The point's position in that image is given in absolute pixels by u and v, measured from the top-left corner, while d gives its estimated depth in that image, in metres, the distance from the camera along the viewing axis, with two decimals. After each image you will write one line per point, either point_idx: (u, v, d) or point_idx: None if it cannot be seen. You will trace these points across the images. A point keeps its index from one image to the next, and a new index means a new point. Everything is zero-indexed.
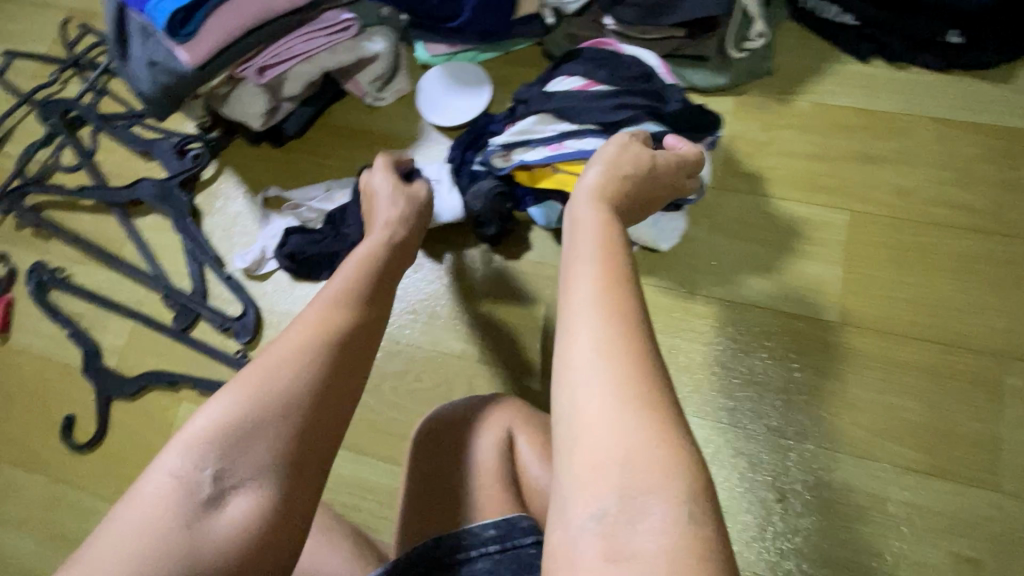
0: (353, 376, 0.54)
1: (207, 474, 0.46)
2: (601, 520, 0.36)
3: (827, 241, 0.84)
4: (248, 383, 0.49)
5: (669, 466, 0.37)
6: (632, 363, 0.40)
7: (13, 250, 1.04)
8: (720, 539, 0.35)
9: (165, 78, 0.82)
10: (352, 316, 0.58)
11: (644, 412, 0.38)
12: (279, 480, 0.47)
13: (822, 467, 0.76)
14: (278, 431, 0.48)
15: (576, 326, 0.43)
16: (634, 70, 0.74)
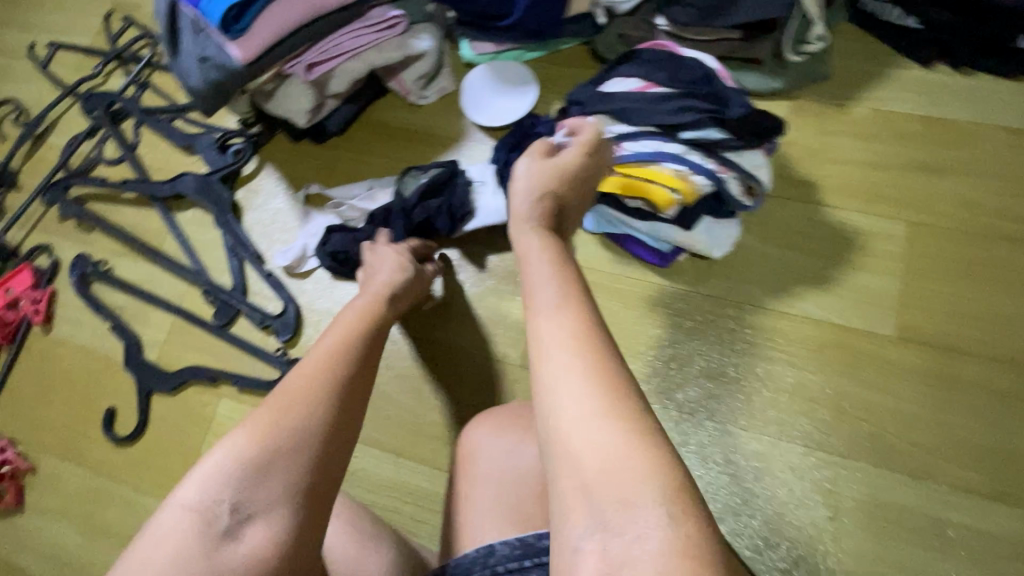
0: (356, 406, 0.58)
1: (225, 506, 0.50)
2: (591, 537, 0.38)
3: (885, 253, 0.81)
4: (259, 423, 0.52)
5: (641, 468, 0.38)
6: (597, 375, 0.43)
7: (57, 242, 1.05)
8: (702, 530, 0.36)
9: (216, 74, 0.81)
10: (351, 350, 0.62)
11: (614, 419, 0.41)
12: (292, 509, 0.51)
13: (876, 487, 0.73)
14: (289, 463, 0.51)
15: (544, 356, 0.46)
16: (695, 72, 0.72)
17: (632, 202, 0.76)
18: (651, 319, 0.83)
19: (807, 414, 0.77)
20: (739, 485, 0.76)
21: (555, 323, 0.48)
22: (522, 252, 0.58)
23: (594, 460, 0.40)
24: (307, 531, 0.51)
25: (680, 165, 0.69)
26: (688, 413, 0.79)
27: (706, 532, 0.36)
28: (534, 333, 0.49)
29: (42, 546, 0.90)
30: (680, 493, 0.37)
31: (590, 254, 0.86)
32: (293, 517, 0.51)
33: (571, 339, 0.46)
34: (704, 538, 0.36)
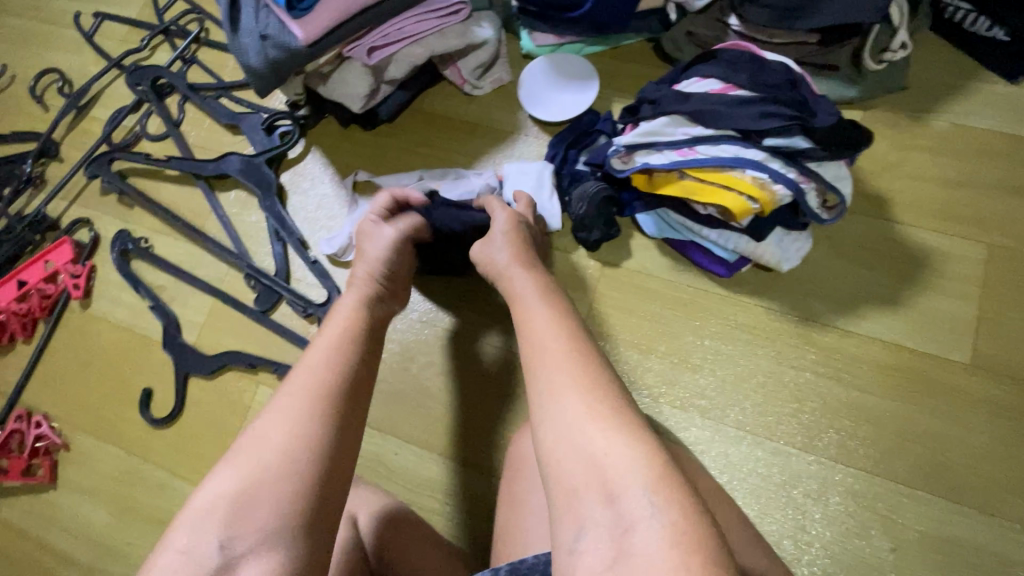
0: (353, 423, 0.53)
1: (214, 545, 0.45)
2: (587, 535, 0.40)
3: (959, 275, 0.78)
4: (248, 449, 0.49)
5: (627, 463, 0.41)
6: (583, 378, 0.47)
7: (99, 217, 1.04)
8: (688, 519, 0.38)
9: (275, 53, 0.79)
10: (343, 357, 0.58)
11: (601, 419, 0.44)
12: (291, 539, 0.46)
13: (943, 520, 0.70)
14: (278, 490, 0.47)
15: (539, 370, 0.50)
16: (779, 76, 0.69)
17: (703, 209, 0.74)
18: (710, 329, 0.80)
19: (870, 439, 0.74)
20: (797, 510, 0.73)
21: (543, 338, 0.52)
22: (512, 282, 0.64)
23: (584, 459, 0.43)
24: (310, 561, 0.46)
25: (761, 172, 0.66)
26: (747, 431, 0.76)
27: (692, 520, 0.37)
28: (528, 350, 0.53)
29: (75, 524, 0.89)
30: (663, 482, 0.40)
31: (646, 260, 0.84)
32: (295, 546, 0.46)
33: (559, 349, 0.50)
34: (690, 525, 0.37)
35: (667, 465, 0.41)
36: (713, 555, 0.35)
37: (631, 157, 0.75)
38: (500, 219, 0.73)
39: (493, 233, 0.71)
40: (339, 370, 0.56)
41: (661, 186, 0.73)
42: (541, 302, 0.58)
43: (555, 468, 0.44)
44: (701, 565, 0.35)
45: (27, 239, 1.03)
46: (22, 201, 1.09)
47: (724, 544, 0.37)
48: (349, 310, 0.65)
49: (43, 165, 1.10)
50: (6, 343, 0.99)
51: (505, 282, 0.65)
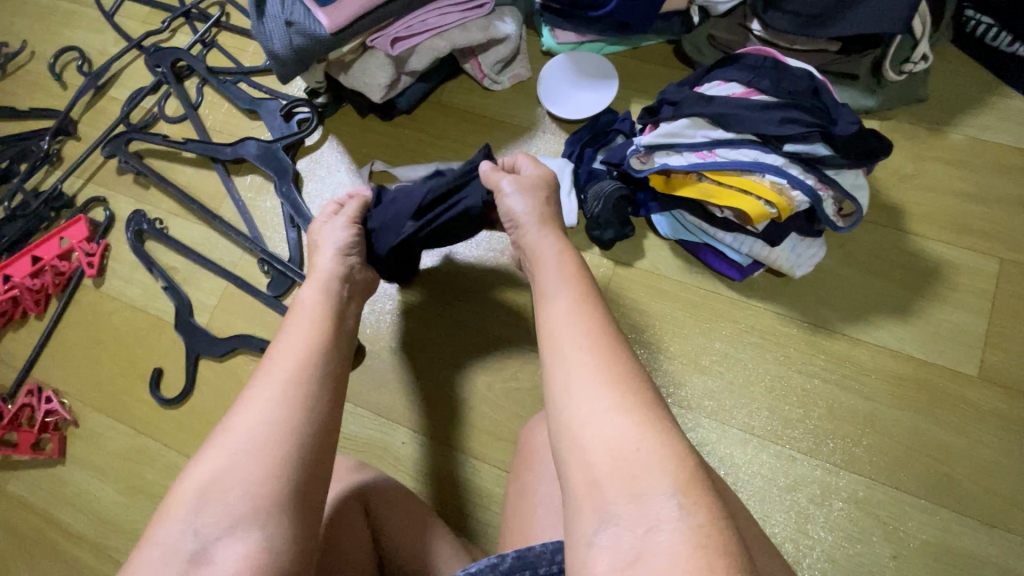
0: (331, 416, 0.53)
1: (189, 532, 0.44)
2: (606, 531, 0.40)
3: (970, 288, 0.79)
4: (230, 437, 0.48)
5: (653, 461, 0.41)
6: (610, 374, 0.47)
7: (116, 196, 1.05)
8: (712, 523, 0.38)
9: (299, 40, 0.79)
10: (319, 349, 0.58)
11: (628, 415, 0.44)
12: (269, 520, 0.45)
13: (945, 529, 0.71)
14: (254, 472, 0.46)
15: (564, 359, 0.49)
16: (801, 83, 0.69)
17: (719, 212, 0.75)
18: (722, 332, 0.81)
19: (875, 447, 0.75)
20: (801, 514, 0.73)
21: (564, 330, 0.52)
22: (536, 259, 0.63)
23: (609, 455, 0.42)
24: (291, 543, 0.45)
25: (779, 177, 0.67)
26: (754, 434, 0.77)
27: (718, 524, 0.38)
28: (546, 342, 0.52)
29: (84, 500, 0.90)
30: (691, 485, 0.40)
31: (659, 261, 0.84)
32: (275, 530, 0.44)
33: (579, 343, 0.50)
34: (716, 528, 0.37)
35: (693, 468, 0.41)
36: (736, 559, 0.36)
37: (650, 157, 0.76)
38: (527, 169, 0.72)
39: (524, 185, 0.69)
40: (316, 361, 0.56)
41: (679, 187, 0.74)
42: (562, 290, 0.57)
43: (575, 462, 0.44)
44: (725, 567, 0.35)
45: (43, 216, 1.03)
46: (39, 177, 1.10)
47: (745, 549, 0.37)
48: (313, 301, 0.64)
49: (60, 143, 1.11)
50: (18, 318, 1.00)
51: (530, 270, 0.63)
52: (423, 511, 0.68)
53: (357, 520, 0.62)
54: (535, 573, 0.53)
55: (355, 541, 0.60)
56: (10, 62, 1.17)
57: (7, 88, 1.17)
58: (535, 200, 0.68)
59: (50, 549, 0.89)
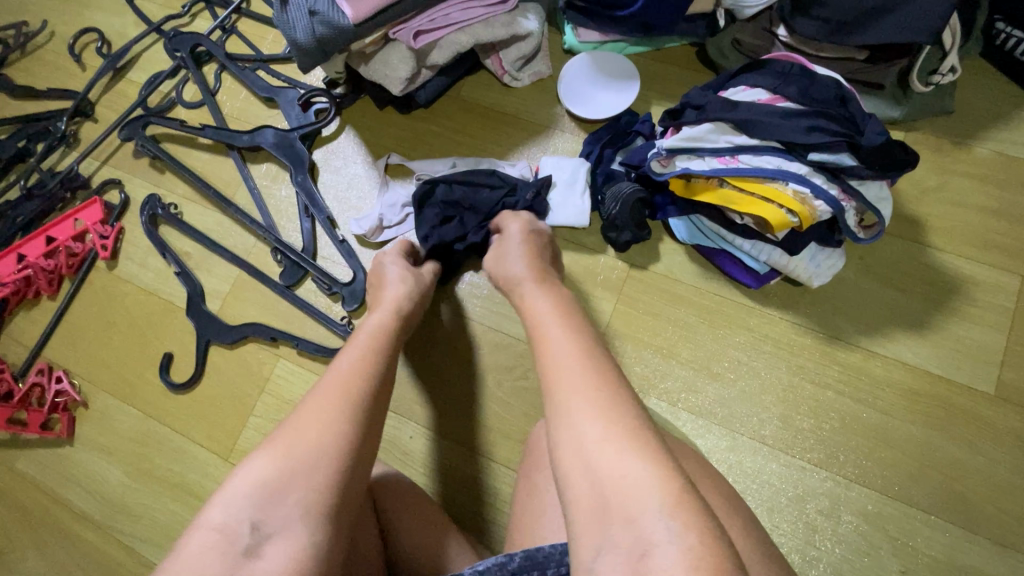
0: (371, 432, 0.53)
1: (245, 524, 0.45)
2: (605, 554, 0.39)
3: (989, 305, 0.78)
4: (283, 439, 0.49)
5: (645, 482, 0.40)
6: (600, 400, 0.46)
7: (132, 180, 1.05)
8: (705, 541, 0.37)
9: (322, 30, 0.79)
10: (372, 364, 0.59)
11: (620, 439, 0.43)
12: (316, 527, 0.45)
13: (954, 546, 0.70)
14: (308, 480, 0.47)
15: (562, 380, 0.49)
16: (829, 91, 0.68)
17: (738, 219, 0.74)
18: (736, 340, 0.80)
19: (887, 462, 0.74)
20: (809, 524, 0.73)
21: (556, 358, 0.51)
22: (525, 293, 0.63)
23: (601, 479, 0.42)
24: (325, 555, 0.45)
25: (802, 186, 0.67)
26: (765, 443, 0.76)
27: (712, 545, 0.37)
28: (544, 366, 0.51)
29: (91, 481, 0.91)
30: (680, 504, 0.39)
31: (675, 265, 0.84)
32: (324, 537, 0.45)
33: (576, 365, 0.49)
34: (709, 548, 0.36)
35: (683, 486, 0.40)
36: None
37: (671, 160, 0.75)
38: (516, 228, 0.75)
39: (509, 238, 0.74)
40: (373, 376, 0.57)
41: (700, 192, 0.74)
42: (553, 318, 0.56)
43: (571, 486, 0.43)
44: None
45: (58, 196, 1.03)
46: (56, 158, 1.10)
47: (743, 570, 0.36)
48: (373, 326, 0.66)
49: (78, 124, 1.11)
50: (32, 298, 1.00)
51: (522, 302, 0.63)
52: (436, 513, 0.67)
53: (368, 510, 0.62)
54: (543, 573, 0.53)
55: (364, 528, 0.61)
56: (30, 41, 1.17)
57: (26, 67, 1.17)
58: (529, 248, 0.71)
59: (57, 529, 0.89)
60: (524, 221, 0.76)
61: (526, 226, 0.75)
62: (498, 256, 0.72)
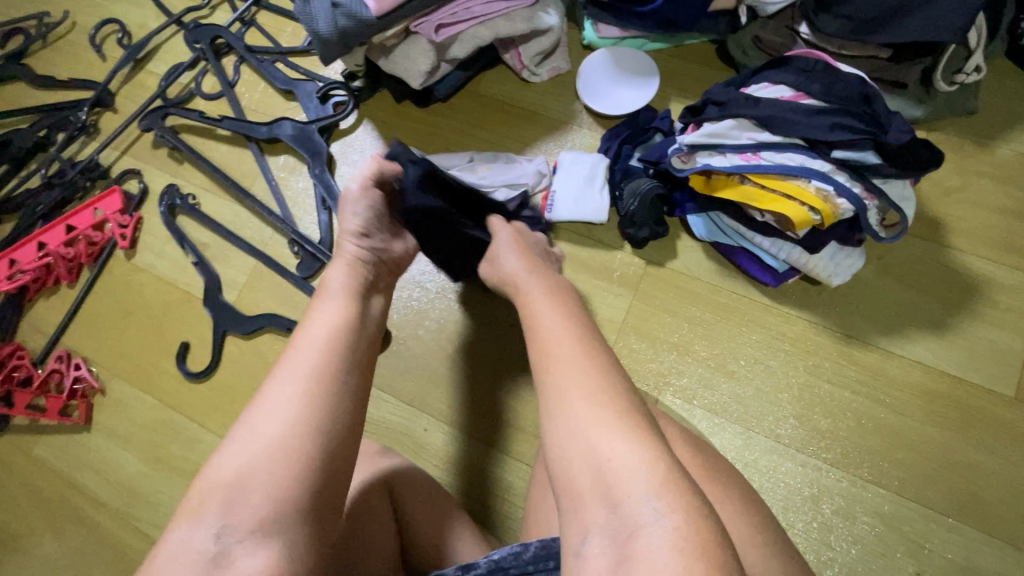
0: (354, 416, 0.53)
1: (211, 534, 0.45)
2: (591, 539, 0.40)
3: (1009, 307, 0.77)
4: (250, 436, 0.49)
5: (631, 467, 0.40)
6: (589, 382, 0.45)
7: (151, 170, 1.06)
8: (693, 522, 0.37)
9: (345, 22, 0.79)
10: (338, 345, 0.56)
11: (606, 424, 0.42)
12: (280, 528, 0.46)
13: (971, 548, 0.70)
14: (275, 476, 0.47)
15: (549, 369, 0.48)
16: (853, 89, 0.68)
17: (759, 216, 0.74)
18: (753, 338, 0.80)
19: (904, 462, 0.74)
20: (824, 523, 0.73)
21: (550, 344, 0.50)
22: (518, 275, 0.62)
23: (587, 465, 0.42)
24: (305, 551, 0.47)
25: (825, 183, 0.66)
26: (781, 442, 0.76)
27: (697, 526, 0.37)
28: (534, 354, 0.51)
29: (106, 467, 0.92)
30: (667, 485, 0.39)
31: (692, 263, 0.83)
32: (298, 534, 0.46)
33: (563, 352, 0.48)
34: (695, 530, 0.36)
35: (671, 467, 0.40)
36: (718, 561, 0.35)
37: (692, 157, 0.75)
38: (501, 235, 0.67)
39: (496, 248, 0.66)
40: (342, 356, 0.55)
41: (720, 188, 0.73)
42: (546, 303, 0.55)
43: (560, 469, 0.44)
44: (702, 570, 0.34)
45: (78, 185, 1.04)
46: (76, 147, 1.11)
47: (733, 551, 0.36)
48: (337, 291, 0.62)
49: (97, 114, 1.12)
50: (51, 286, 1.01)
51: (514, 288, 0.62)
52: (444, 500, 0.68)
53: (380, 504, 0.62)
54: (560, 564, 0.53)
55: (376, 524, 0.60)
56: (51, 32, 1.18)
57: (46, 57, 1.18)
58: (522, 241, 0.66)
59: (72, 514, 0.90)
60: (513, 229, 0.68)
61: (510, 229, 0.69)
62: (491, 260, 0.67)
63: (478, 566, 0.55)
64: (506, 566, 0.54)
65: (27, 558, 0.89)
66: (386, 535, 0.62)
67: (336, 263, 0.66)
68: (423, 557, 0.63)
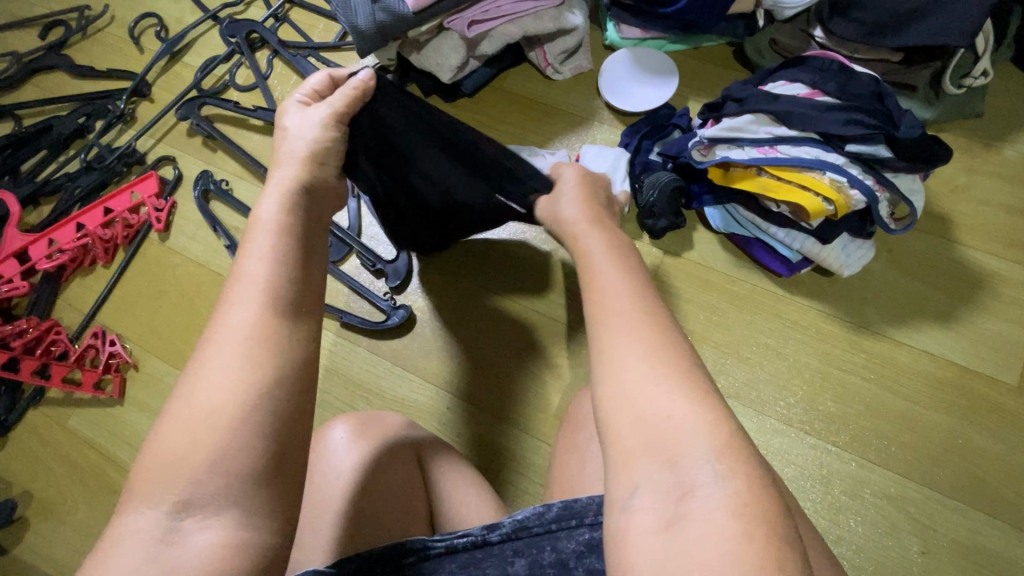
0: (307, 370, 0.46)
1: (160, 511, 0.39)
2: (643, 493, 0.37)
3: (1013, 300, 0.80)
4: (189, 402, 0.42)
5: (689, 425, 0.38)
6: (648, 337, 0.42)
7: (186, 157, 1.10)
8: (751, 486, 0.35)
9: (383, 17, 0.84)
10: (277, 293, 0.47)
11: (667, 379, 0.40)
12: (238, 495, 0.39)
13: (975, 528, 0.73)
14: (226, 438, 0.40)
15: (610, 329, 0.44)
16: (866, 87, 0.73)
17: (774, 207, 0.78)
18: (766, 325, 0.83)
19: (910, 447, 0.77)
20: (833, 502, 0.76)
21: (608, 297, 0.46)
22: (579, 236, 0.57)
23: (641, 420, 0.39)
24: (272, 521, 0.40)
25: (839, 176, 0.71)
26: (792, 425, 0.79)
27: (758, 490, 0.35)
28: (591, 312, 0.46)
29: (138, 439, 0.95)
30: (729, 448, 0.37)
31: (707, 254, 0.87)
32: (254, 500, 0.40)
33: (620, 308, 0.45)
34: (755, 494, 0.35)
35: (733, 431, 0.38)
36: (777, 527, 0.34)
37: (712, 149, 0.79)
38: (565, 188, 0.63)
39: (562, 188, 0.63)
40: (284, 301, 0.47)
41: (737, 180, 0.78)
42: (606, 255, 0.52)
43: (612, 423, 0.40)
44: (765, 535, 0.33)
45: (116, 170, 1.08)
46: (112, 134, 1.15)
47: (790, 518, 0.35)
48: (273, 228, 0.51)
49: (134, 104, 1.16)
50: (88, 266, 1.05)
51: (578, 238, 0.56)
52: (475, 477, 0.70)
53: (399, 472, 0.63)
54: (581, 523, 0.56)
55: (391, 488, 0.62)
56: (91, 25, 1.23)
57: (85, 49, 1.22)
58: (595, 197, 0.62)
59: (104, 484, 0.93)
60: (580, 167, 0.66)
61: (581, 170, 0.66)
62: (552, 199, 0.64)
63: (502, 526, 0.57)
64: (530, 525, 0.57)
65: (59, 525, 0.92)
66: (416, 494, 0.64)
67: (269, 194, 0.54)
68: (443, 519, 0.66)
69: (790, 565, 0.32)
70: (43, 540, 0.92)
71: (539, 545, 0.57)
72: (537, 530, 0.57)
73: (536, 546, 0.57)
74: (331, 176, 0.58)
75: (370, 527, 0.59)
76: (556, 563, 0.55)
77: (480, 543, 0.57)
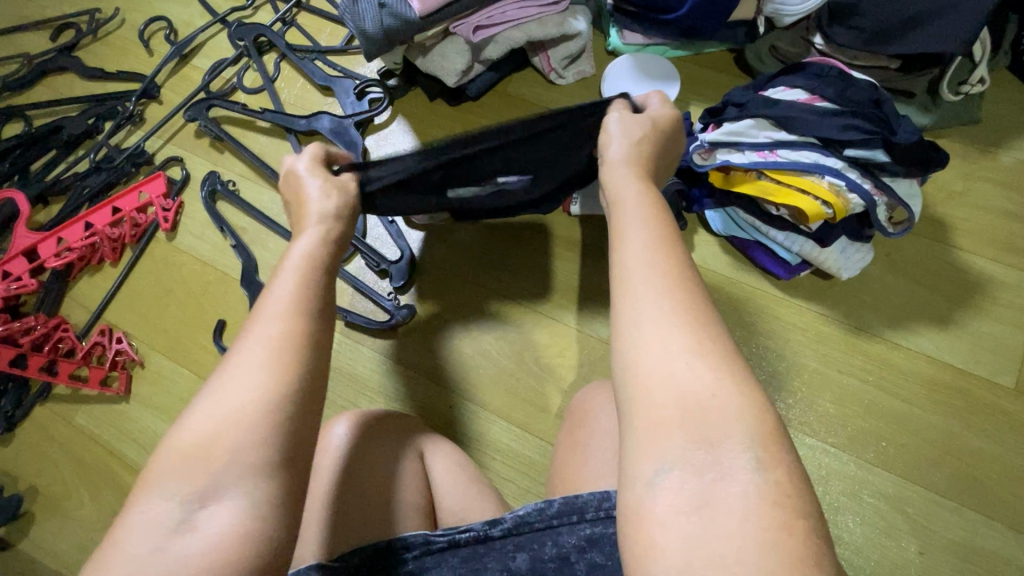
0: (321, 371, 0.47)
1: (174, 501, 0.40)
2: (671, 472, 0.37)
3: (1010, 304, 0.81)
4: (218, 398, 0.43)
5: (728, 411, 0.38)
6: (687, 320, 0.42)
7: (193, 158, 1.11)
8: (789, 477, 0.36)
9: (390, 21, 0.85)
10: (309, 306, 0.50)
11: (710, 361, 0.40)
12: (260, 482, 0.41)
13: (973, 528, 0.73)
14: (252, 434, 0.41)
15: (645, 309, 0.44)
16: (864, 93, 0.75)
17: (774, 210, 0.79)
18: (766, 327, 0.84)
19: (908, 447, 0.77)
20: (831, 502, 0.76)
21: (644, 270, 0.46)
22: (618, 199, 0.54)
23: (682, 399, 0.39)
24: (283, 504, 0.41)
25: (838, 179, 0.73)
26: (791, 425, 0.80)
27: (795, 483, 0.36)
28: (618, 290, 0.46)
29: (143, 436, 0.96)
30: (770, 439, 0.38)
31: (707, 257, 0.88)
32: (268, 491, 0.41)
33: (651, 287, 0.44)
34: (792, 486, 0.36)
35: (770, 421, 0.39)
36: (811, 520, 0.35)
37: (713, 153, 0.81)
38: (616, 153, 0.59)
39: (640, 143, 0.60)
40: (308, 313, 0.49)
41: (738, 183, 0.79)
42: (643, 226, 0.50)
43: (645, 400, 0.40)
44: (801, 527, 0.34)
45: (125, 170, 1.10)
46: (121, 135, 1.16)
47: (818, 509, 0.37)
48: (301, 260, 0.54)
49: (143, 105, 1.17)
50: (95, 264, 1.06)
51: (614, 211, 0.54)
52: (476, 474, 0.71)
53: (386, 468, 0.64)
54: (582, 518, 0.57)
55: (378, 483, 0.62)
56: (102, 27, 1.24)
57: (95, 51, 1.24)
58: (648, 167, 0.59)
59: (110, 480, 0.94)
60: (676, 124, 0.63)
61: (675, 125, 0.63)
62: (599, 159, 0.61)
63: (503, 521, 0.58)
64: (531, 521, 0.58)
65: (65, 521, 0.93)
66: (412, 490, 0.65)
67: (304, 231, 0.57)
68: (443, 514, 0.67)
69: (822, 560, 0.34)
70: (49, 536, 0.93)
71: (540, 540, 0.57)
72: (539, 525, 0.58)
73: (536, 541, 0.57)
74: (352, 217, 0.61)
75: (357, 526, 0.59)
76: (557, 557, 0.56)
77: (481, 537, 0.58)
